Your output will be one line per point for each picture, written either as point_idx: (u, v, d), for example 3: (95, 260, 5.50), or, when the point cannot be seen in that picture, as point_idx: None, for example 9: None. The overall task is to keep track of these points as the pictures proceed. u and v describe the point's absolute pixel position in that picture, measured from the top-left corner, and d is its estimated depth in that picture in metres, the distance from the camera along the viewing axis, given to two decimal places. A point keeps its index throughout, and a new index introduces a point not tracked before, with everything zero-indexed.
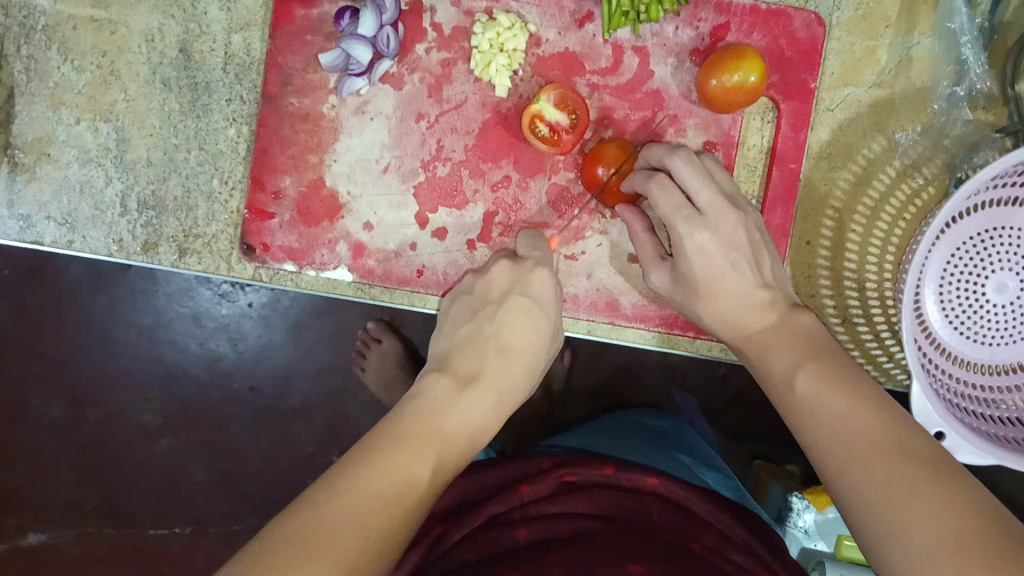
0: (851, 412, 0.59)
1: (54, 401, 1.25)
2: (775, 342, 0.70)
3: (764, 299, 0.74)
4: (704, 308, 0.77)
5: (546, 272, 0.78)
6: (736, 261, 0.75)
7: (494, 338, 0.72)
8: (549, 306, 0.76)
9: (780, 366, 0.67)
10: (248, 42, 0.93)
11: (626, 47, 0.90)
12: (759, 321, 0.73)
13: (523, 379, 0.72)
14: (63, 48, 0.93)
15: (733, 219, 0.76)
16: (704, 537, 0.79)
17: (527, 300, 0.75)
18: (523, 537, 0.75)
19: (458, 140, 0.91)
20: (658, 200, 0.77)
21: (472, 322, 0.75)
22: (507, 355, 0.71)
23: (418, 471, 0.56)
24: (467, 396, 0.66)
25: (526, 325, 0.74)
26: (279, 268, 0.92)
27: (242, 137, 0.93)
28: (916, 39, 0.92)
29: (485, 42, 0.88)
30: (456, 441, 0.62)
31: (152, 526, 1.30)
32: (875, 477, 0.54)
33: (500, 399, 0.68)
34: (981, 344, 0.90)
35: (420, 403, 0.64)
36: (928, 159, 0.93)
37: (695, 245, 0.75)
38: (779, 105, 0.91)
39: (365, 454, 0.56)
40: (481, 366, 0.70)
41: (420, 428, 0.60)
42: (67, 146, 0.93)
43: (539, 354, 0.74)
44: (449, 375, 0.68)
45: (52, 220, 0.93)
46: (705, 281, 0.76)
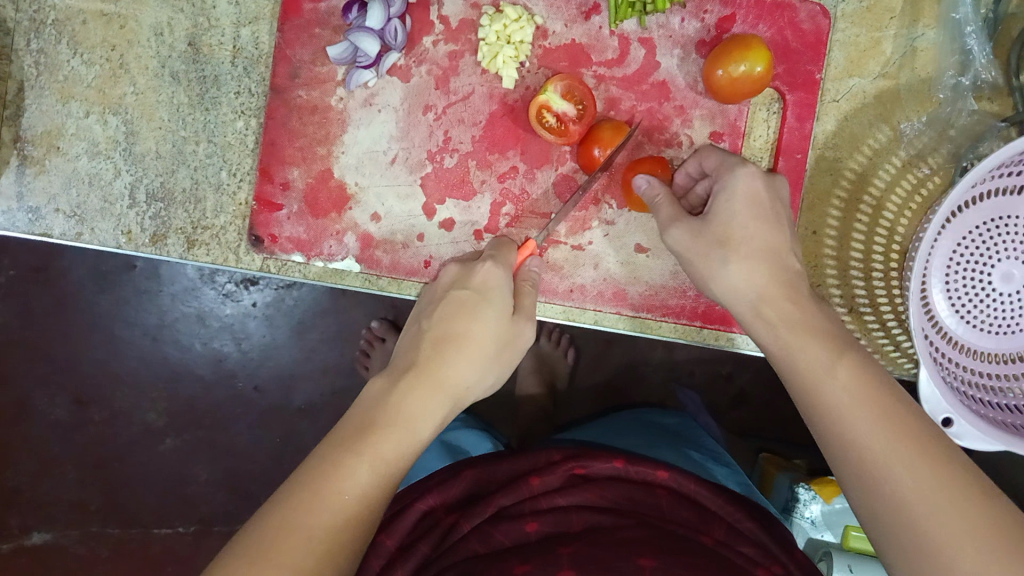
0: (890, 415, 0.59)
1: (59, 400, 1.25)
2: (808, 319, 0.68)
3: (802, 267, 0.74)
4: (738, 251, 0.73)
5: (491, 265, 0.74)
6: (778, 210, 0.76)
7: (435, 327, 0.69)
8: (493, 295, 0.72)
9: (817, 350, 0.65)
10: (256, 35, 0.93)
11: (632, 38, 0.90)
12: (798, 286, 0.72)
13: (470, 369, 0.67)
14: (72, 41, 0.93)
15: (748, 170, 0.76)
16: (714, 531, 0.79)
17: (467, 292, 0.72)
18: (532, 532, 0.76)
19: (465, 131, 0.92)
20: (707, 146, 0.79)
21: (417, 324, 0.72)
22: (449, 345, 0.67)
23: (348, 488, 0.56)
24: (405, 384, 0.64)
25: (467, 313, 0.70)
26: (287, 259, 0.93)
27: (250, 129, 0.94)
28: (921, 31, 0.93)
29: (492, 34, 0.89)
30: (398, 425, 0.61)
31: (158, 526, 1.31)
32: (899, 467, 0.56)
33: (441, 386, 0.65)
34: (986, 332, 0.91)
35: (359, 411, 0.63)
36: (933, 149, 0.94)
37: (742, 184, 0.76)
38: (784, 96, 0.92)
39: (328, 446, 0.59)
40: (421, 354, 0.67)
41: (353, 431, 0.60)
42: (77, 139, 0.94)
43: (485, 346, 0.69)
44: (387, 370, 0.67)
45: (61, 212, 0.93)
46: (744, 218, 0.74)
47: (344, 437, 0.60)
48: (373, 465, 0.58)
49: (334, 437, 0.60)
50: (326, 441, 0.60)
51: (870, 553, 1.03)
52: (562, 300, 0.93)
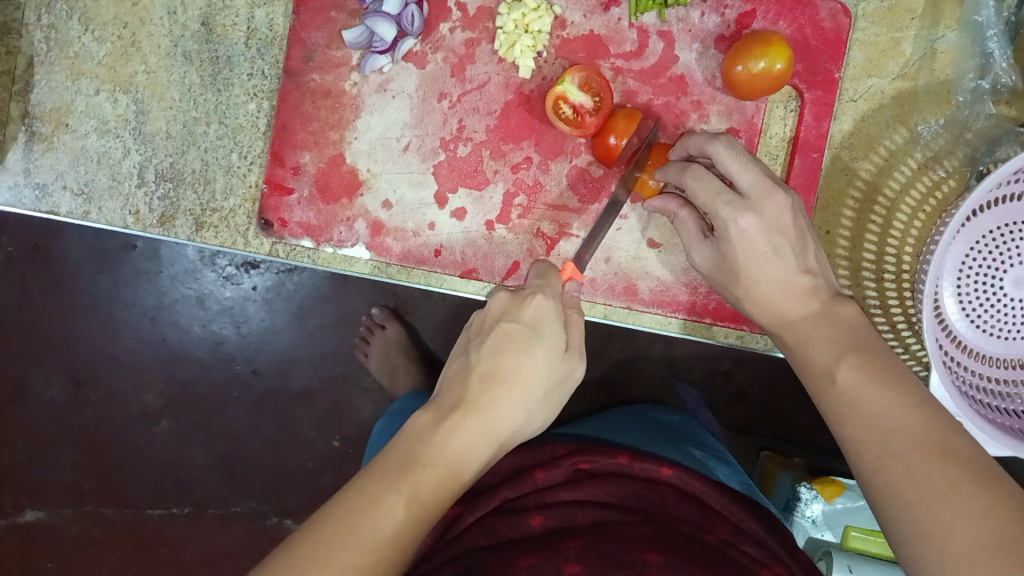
0: (888, 408, 0.59)
1: (57, 379, 1.25)
2: (817, 330, 0.70)
3: (806, 286, 0.74)
4: (747, 295, 0.78)
5: (543, 299, 0.69)
6: (779, 246, 0.74)
7: (481, 365, 0.65)
8: (546, 332, 0.68)
9: (822, 356, 0.67)
10: (270, 17, 0.92)
11: (651, 31, 0.90)
12: (799, 309, 0.73)
13: (518, 411, 0.64)
14: (84, 18, 0.92)
15: (780, 201, 0.74)
16: (719, 530, 0.79)
17: (516, 326, 0.67)
18: (537, 525, 0.76)
19: (480, 120, 0.91)
20: (695, 190, 0.77)
21: (464, 355, 0.68)
22: (498, 387, 0.64)
23: (385, 516, 0.54)
24: (450, 426, 0.61)
25: (514, 351, 0.65)
26: (297, 244, 0.92)
27: (262, 112, 0.93)
28: (942, 32, 0.92)
29: (510, 22, 0.88)
30: (441, 466, 0.59)
31: (152, 508, 1.31)
32: (914, 474, 0.54)
33: (488, 431, 0.62)
34: (996, 337, 0.90)
35: (401, 442, 0.61)
36: (949, 152, 0.93)
37: (740, 229, 0.74)
38: (803, 94, 0.91)
39: (367, 475, 0.57)
40: (466, 394, 0.63)
41: (396, 463, 0.58)
42: (86, 117, 0.93)
43: (535, 386, 0.65)
44: (432, 407, 0.63)
45: (69, 190, 0.93)
46: (745, 266, 0.76)
47: (386, 467, 0.58)
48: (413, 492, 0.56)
49: (375, 468, 0.58)
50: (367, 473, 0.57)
51: (869, 554, 1.03)
52: None
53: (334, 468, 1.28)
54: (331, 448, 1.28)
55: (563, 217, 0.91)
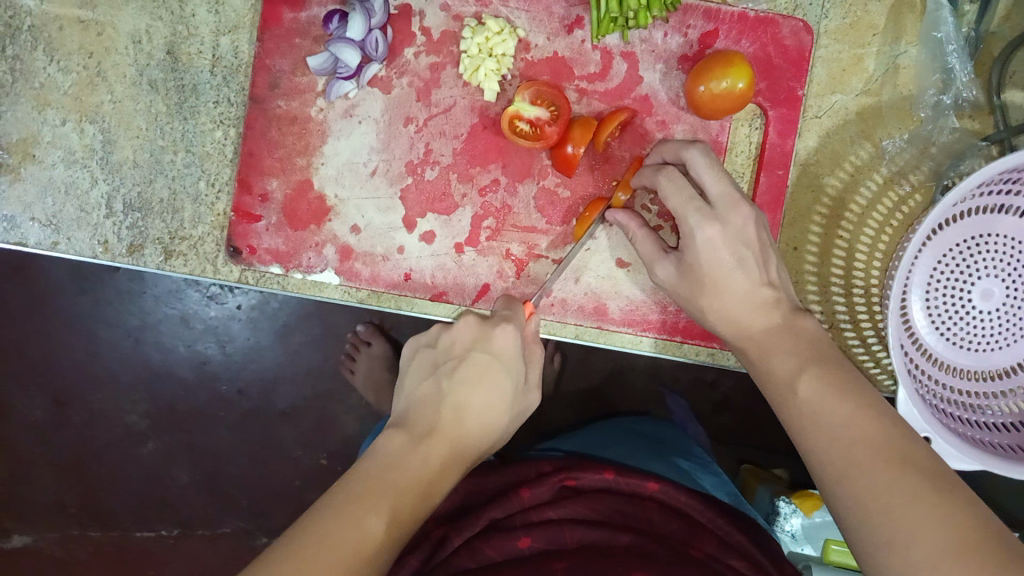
0: (852, 421, 0.59)
1: (40, 404, 1.24)
2: (779, 343, 0.71)
3: (768, 299, 0.74)
4: (710, 308, 0.77)
5: (509, 329, 0.74)
6: (743, 256, 0.75)
7: (453, 394, 0.69)
8: (513, 364, 0.73)
9: (783, 369, 0.68)
10: (236, 44, 0.93)
11: (615, 52, 0.90)
12: (762, 321, 0.74)
13: (479, 436, 0.68)
14: (49, 49, 0.92)
15: (744, 214, 0.75)
16: (704, 544, 0.80)
17: (488, 355, 0.72)
18: (525, 548, 0.76)
19: (446, 144, 0.91)
20: (668, 191, 0.77)
21: (432, 378, 0.71)
22: (467, 414, 0.68)
23: (363, 535, 0.54)
24: (423, 450, 0.63)
25: (484, 385, 0.70)
26: (266, 271, 0.92)
27: (230, 139, 0.93)
28: (903, 48, 0.93)
29: (474, 47, 0.88)
30: (413, 492, 0.60)
31: (139, 528, 1.33)
32: (875, 483, 0.55)
33: (455, 455, 0.66)
34: (966, 349, 0.90)
35: (373, 462, 0.61)
36: (914, 167, 0.94)
37: (705, 238, 0.75)
38: (767, 111, 0.91)
39: (331, 497, 0.57)
40: (439, 421, 0.67)
41: (368, 486, 0.58)
42: (53, 147, 0.93)
43: (502, 412, 0.70)
44: (405, 428, 0.66)
45: (37, 221, 0.93)
46: (709, 278, 0.75)
47: (356, 490, 0.58)
48: (390, 517, 0.57)
49: (347, 485, 0.59)
50: (342, 491, 0.58)
51: (847, 567, 1.03)
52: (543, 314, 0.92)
53: (320, 484, 1.29)
54: (317, 464, 1.28)
55: (532, 239, 0.92)
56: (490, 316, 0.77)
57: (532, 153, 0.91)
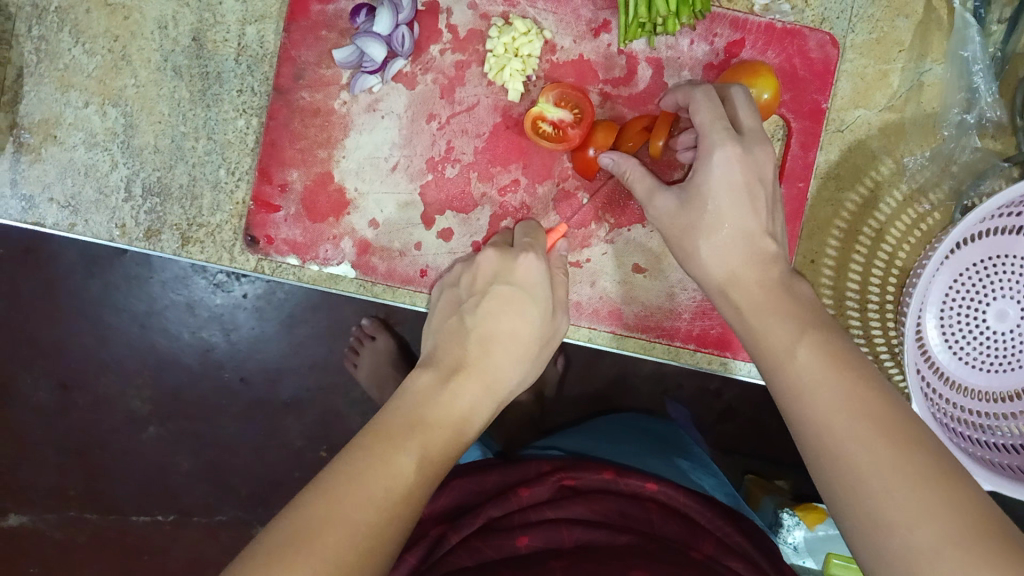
0: (853, 394, 0.57)
1: (45, 385, 1.24)
2: (772, 298, 0.69)
3: (768, 248, 0.73)
4: (707, 241, 0.75)
5: (530, 258, 0.80)
6: (751, 192, 0.74)
7: (476, 329, 0.76)
8: (536, 292, 0.79)
9: (779, 330, 0.66)
10: (261, 34, 0.93)
11: (640, 58, 0.90)
12: (758, 274, 0.72)
13: (511, 369, 0.75)
14: (75, 31, 0.92)
15: (765, 151, 0.75)
16: (704, 546, 0.79)
17: (510, 287, 0.79)
18: (523, 547, 0.76)
19: (468, 142, 0.91)
20: (699, 108, 0.77)
21: (456, 315, 0.79)
22: (494, 346, 0.75)
23: (396, 473, 0.59)
24: (454, 387, 0.69)
25: (509, 312, 0.77)
26: (282, 261, 0.92)
27: (252, 128, 0.93)
28: (928, 65, 0.93)
29: (501, 47, 0.88)
30: (447, 425, 0.66)
31: (136, 514, 1.30)
32: (878, 458, 0.53)
33: (487, 390, 0.72)
34: (979, 370, 0.90)
35: (405, 401, 0.67)
36: (934, 185, 0.94)
37: (726, 158, 0.74)
38: (790, 123, 0.91)
39: (370, 434, 0.62)
40: (464, 356, 0.73)
41: (406, 420, 0.64)
42: (75, 129, 0.93)
43: (529, 340, 0.77)
44: (433, 367, 0.72)
45: (55, 202, 0.93)
46: (716, 206, 0.74)
47: (391, 427, 0.63)
48: (422, 452, 0.62)
49: (380, 423, 0.64)
50: (371, 430, 0.63)
51: None
52: None
53: None
54: (319, 456, 1.28)
55: None
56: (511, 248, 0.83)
57: (552, 155, 0.91)
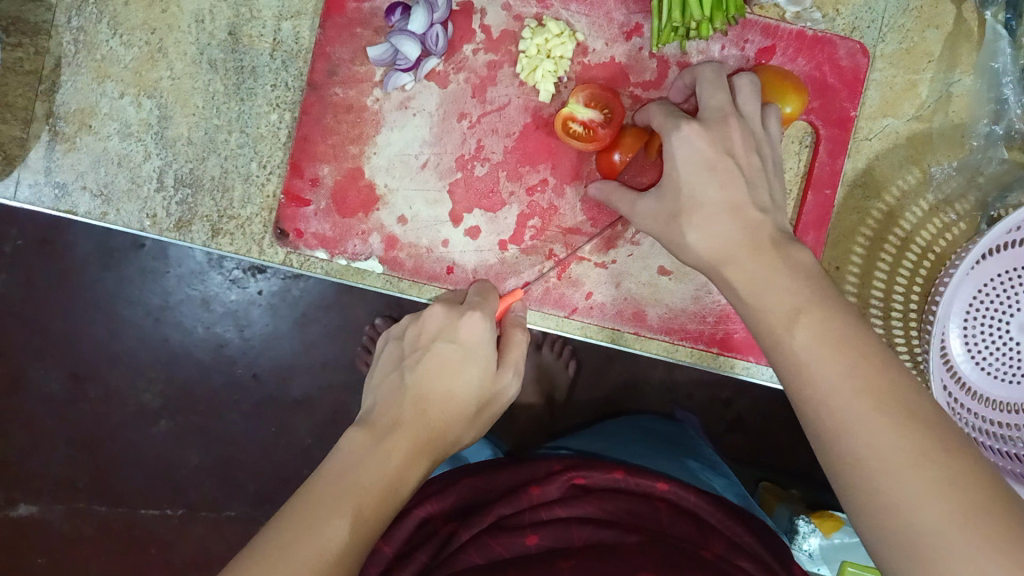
0: (853, 370, 0.53)
1: (58, 375, 1.25)
2: (768, 272, 0.64)
3: (754, 220, 0.68)
4: (691, 223, 0.70)
5: (475, 318, 0.74)
6: (718, 165, 0.70)
7: (413, 388, 0.70)
8: (479, 352, 0.73)
9: (776, 308, 0.61)
10: (296, 30, 0.94)
11: (671, 62, 0.91)
12: (742, 241, 0.67)
13: (453, 425, 0.70)
14: (113, 22, 0.93)
15: (729, 127, 0.72)
16: (714, 545, 0.79)
17: (450, 347, 0.72)
18: (532, 546, 0.76)
19: (498, 141, 0.92)
20: (655, 112, 0.78)
21: (396, 373, 0.73)
22: (428, 405, 0.68)
23: (327, 539, 0.54)
24: (388, 444, 0.64)
25: (447, 373, 0.70)
26: (311, 255, 0.93)
27: (284, 122, 0.94)
28: (957, 77, 0.93)
29: (533, 48, 0.89)
30: (381, 486, 0.61)
31: (144, 507, 1.31)
32: (880, 441, 0.50)
33: (427, 441, 0.67)
34: (1000, 381, 0.90)
35: (336, 464, 0.62)
36: (960, 196, 0.94)
37: (683, 136, 0.71)
38: (818, 131, 0.92)
39: (299, 503, 0.57)
40: (402, 414, 0.68)
41: (341, 487, 0.59)
42: (110, 120, 0.94)
43: (466, 404, 0.71)
44: (365, 427, 0.66)
45: (88, 190, 0.94)
46: (686, 179, 0.71)
47: (325, 493, 0.58)
48: (354, 515, 0.57)
49: (312, 491, 0.59)
50: (301, 500, 0.57)
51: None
52: (581, 316, 0.93)
53: None
54: (328, 455, 1.29)
55: (576, 241, 0.92)
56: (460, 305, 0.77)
57: (581, 156, 0.92)
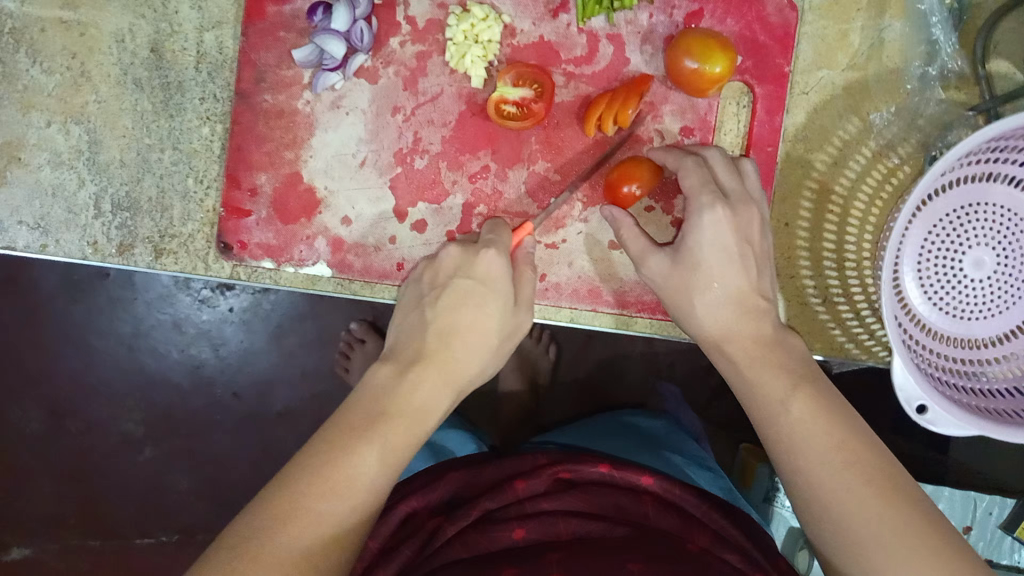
0: None
1: (35, 414, 1.24)
2: (768, 354, 0.70)
3: (756, 305, 0.73)
4: (702, 300, 0.75)
5: (493, 254, 0.74)
6: (740, 255, 0.75)
7: (435, 322, 0.71)
8: (500, 286, 0.73)
9: (773, 387, 0.67)
10: (219, 40, 0.92)
11: (600, 35, 0.90)
12: (757, 331, 0.72)
13: (476, 359, 0.71)
14: (31, 51, 0.92)
15: (752, 213, 0.77)
16: (700, 539, 0.79)
17: (470, 283, 0.73)
18: (519, 540, 0.76)
19: (435, 132, 0.91)
20: (687, 173, 0.79)
21: (417, 311, 0.73)
22: (455, 339, 0.70)
23: (359, 471, 0.59)
24: (412, 376, 0.67)
25: (467, 308, 0.72)
26: (257, 266, 0.92)
27: (216, 135, 0.93)
28: (888, 22, 0.93)
29: (460, 34, 0.88)
30: (408, 413, 0.64)
31: (138, 536, 1.29)
32: None
33: (448, 375, 0.68)
34: (959, 319, 0.90)
35: (366, 394, 0.66)
36: (902, 140, 0.94)
37: (714, 220, 0.75)
38: (754, 89, 0.92)
39: (332, 429, 0.62)
40: (424, 348, 0.69)
41: (367, 417, 0.63)
42: (39, 150, 0.92)
43: (490, 336, 0.72)
44: (392, 359, 0.69)
45: (25, 224, 0.92)
46: (708, 267, 0.75)
47: (354, 420, 0.63)
48: (382, 449, 0.61)
49: (342, 418, 0.63)
50: (332, 428, 0.62)
51: None
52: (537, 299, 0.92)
53: None
54: None
55: (525, 224, 0.92)
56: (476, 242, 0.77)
57: (521, 139, 0.91)
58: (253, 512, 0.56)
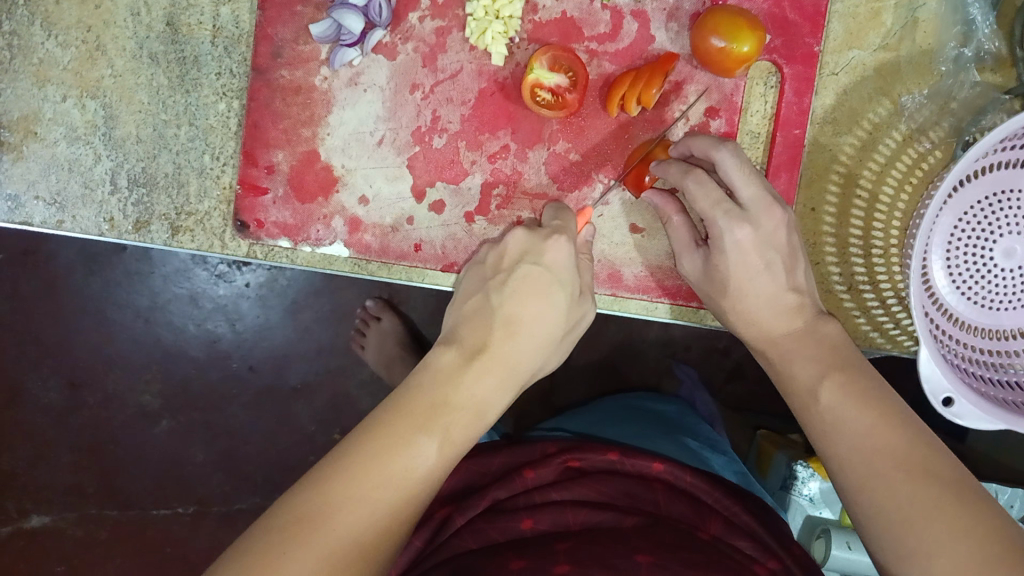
0: (873, 430, 0.60)
1: (54, 385, 1.25)
2: (803, 348, 0.70)
3: (792, 304, 0.74)
4: (734, 307, 0.77)
5: (562, 241, 0.76)
6: (773, 264, 0.74)
7: (501, 309, 0.71)
8: (564, 275, 0.75)
9: (805, 374, 0.68)
10: (236, 13, 0.90)
11: (625, 12, 0.88)
12: (784, 326, 0.74)
13: (535, 356, 0.70)
14: (47, 23, 0.90)
15: (778, 217, 0.74)
16: (711, 527, 0.77)
17: (537, 269, 0.74)
18: (528, 530, 0.74)
19: (454, 110, 0.89)
20: (695, 195, 0.75)
21: (482, 294, 0.75)
22: (517, 329, 0.70)
23: (407, 467, 0.56)
24: (476, 369, 0.65)
25: (539, 296, 0.72)
26: (274, 244, 0.91)
27: (233, 111, 0.91)
28: (922, 1, 0.90)
29: (480, 10, 0.86)
30: (451, 427, 0.61)
31: (155, 508, 1.30)
32: (899, 494, 0.56)
33: (510, 373, 0.68)
34: (987, 309, 0.88)
35: (425, 378, 0.64)
36: (934, 123, 0.91)
37: (735, 240, 0.74)
38: (782, 69, 0.89)
39: (370, 429, 0.58)
40: (488, 338, 0.69)
41: (425, 408, 0.61)
42: (55, 124, 0.91)
43: (557, 326, 0.73)
44: (455, 346, 0.68)
45: (41, 199, 0.91)
46: (735, 278, 0.76)
47: (406, 411, 0.60)
48: (440, 442, 0.59)
49: (385, 414, 0.60)
50: (383, 415, 0.60)
51: None
52: None
53: None
54: (332, 440, 1.27)
55: (544, 206, 0.90)
56: (541, 228, 0.80)
57: (541, 119, 0.89)
58: (283, 507, 0.53)
